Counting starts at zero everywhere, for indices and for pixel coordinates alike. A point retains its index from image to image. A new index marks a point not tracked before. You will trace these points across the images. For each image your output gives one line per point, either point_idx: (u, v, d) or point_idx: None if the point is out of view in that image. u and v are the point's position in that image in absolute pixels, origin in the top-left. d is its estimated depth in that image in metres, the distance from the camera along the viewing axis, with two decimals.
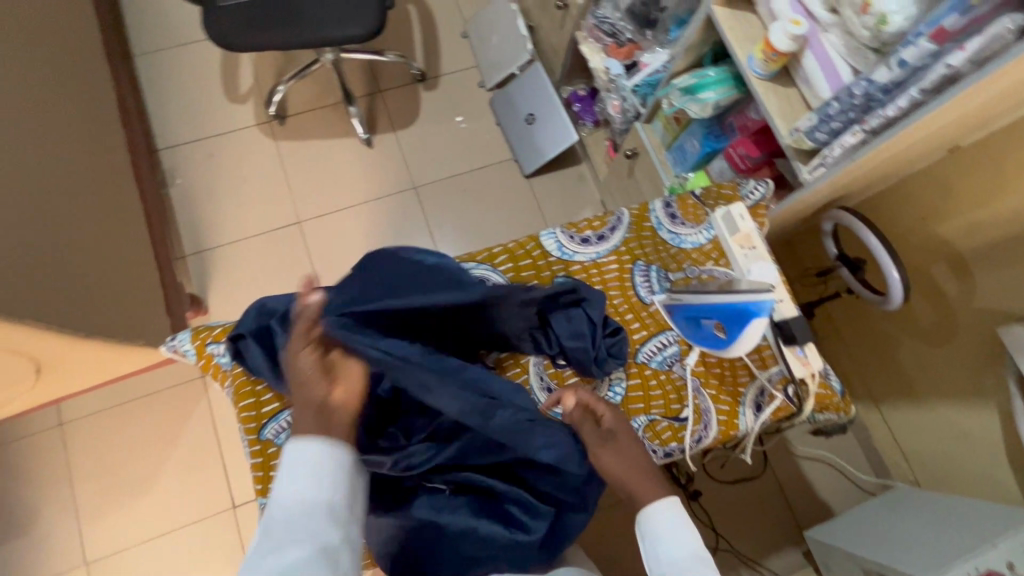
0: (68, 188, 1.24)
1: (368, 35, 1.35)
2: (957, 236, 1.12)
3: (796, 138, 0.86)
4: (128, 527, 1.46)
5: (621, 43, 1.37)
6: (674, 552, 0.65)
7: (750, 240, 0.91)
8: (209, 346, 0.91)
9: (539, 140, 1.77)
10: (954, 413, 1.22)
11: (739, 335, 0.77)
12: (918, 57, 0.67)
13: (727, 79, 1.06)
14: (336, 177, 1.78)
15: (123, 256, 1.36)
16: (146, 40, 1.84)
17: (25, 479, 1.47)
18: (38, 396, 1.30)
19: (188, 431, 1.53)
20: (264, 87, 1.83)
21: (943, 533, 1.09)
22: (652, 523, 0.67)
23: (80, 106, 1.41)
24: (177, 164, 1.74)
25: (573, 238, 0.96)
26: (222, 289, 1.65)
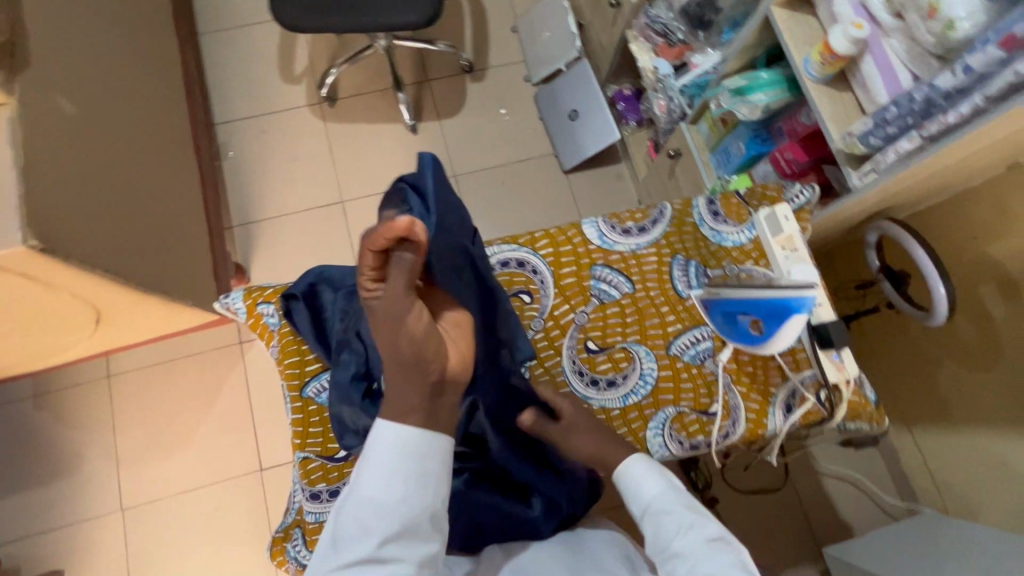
0: (138, 152, 1.32)
1: (426, 22, 1.39)
2: (1009, 258, 1.09)
3: (849, 142, 0.85)
4: (162, 479, 1.54)
5: (671, 43, 1.38)
6: (643, 497, 0.73)
7: (792, 242, 0.90)
8: (259, 306, 0.95)
9: (581, 137, 1.78)
10: (993, 440, 1.19)
11: (775, 332, 0.76)
12: (985, 64, 0.65)
13: (780, 82, 1.06)
14: (380, 161, 1.83)
15: (180, 220, 1.43)
16: (211, 19, 1.92)
17: (73, 424, 1.57)
18: (92, 345, 1.38)
19: (224, 393, 1.60)
20: (318, 70, 1.90)
21: (972, 561, 1.06)
22: (624, 483, 0.75)
23: (151, 76, 1.49)
24: (232, 139, 1.82)
25: (614, 229, 0.97)
26: (264, 261, 1.72)
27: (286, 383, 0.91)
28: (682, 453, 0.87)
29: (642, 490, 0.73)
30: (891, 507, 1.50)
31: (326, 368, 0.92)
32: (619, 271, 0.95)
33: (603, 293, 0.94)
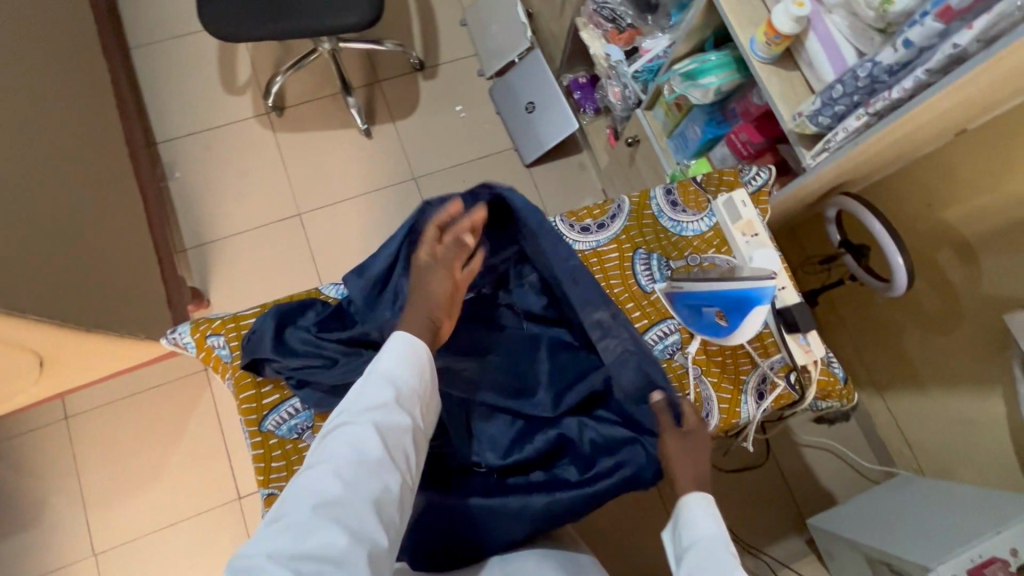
0: (66, 182, 1.24)
1: (367, 23, 1.33)
2: (963, 223, 1.11)
3: (799, 123, 0.84)
4: (133, 519, 1.48)
5: (621, 29, 1.33)
6: (696, 535, 0.68)
7: (752, 227, 0.90)
8: (209, 339, 0.91)
9: (540, 129, 1.75)
10: (960, 400, 1.21)
11: (740, 322, 0.77)
12: (925, 37, 0.66)
13: (729, 63, 1.04)
14: (336, 169, 1.77)
15: (122, 250, 1.36)
16: (143, 32, 1.82)
17: (32, 471, 1.49)
18: (42, 390, 1.31)
19: (192, 424, 1.54)
20: (262, 78, 1.82)
21: (944, 522, 1.09)
22: (681, 515, 0.71)
23: (77, 98, 1.40)
24: (176, 157, 1.74)
25: (574, 227, 0.95)
26: (223, 282, 1.65)
27: (243, 419, 0.87)
28: None
29: (697, 529, 0.68)
30: (870, 471, 1.52)
31: (285, 398, 0.89)
32: None
33: None
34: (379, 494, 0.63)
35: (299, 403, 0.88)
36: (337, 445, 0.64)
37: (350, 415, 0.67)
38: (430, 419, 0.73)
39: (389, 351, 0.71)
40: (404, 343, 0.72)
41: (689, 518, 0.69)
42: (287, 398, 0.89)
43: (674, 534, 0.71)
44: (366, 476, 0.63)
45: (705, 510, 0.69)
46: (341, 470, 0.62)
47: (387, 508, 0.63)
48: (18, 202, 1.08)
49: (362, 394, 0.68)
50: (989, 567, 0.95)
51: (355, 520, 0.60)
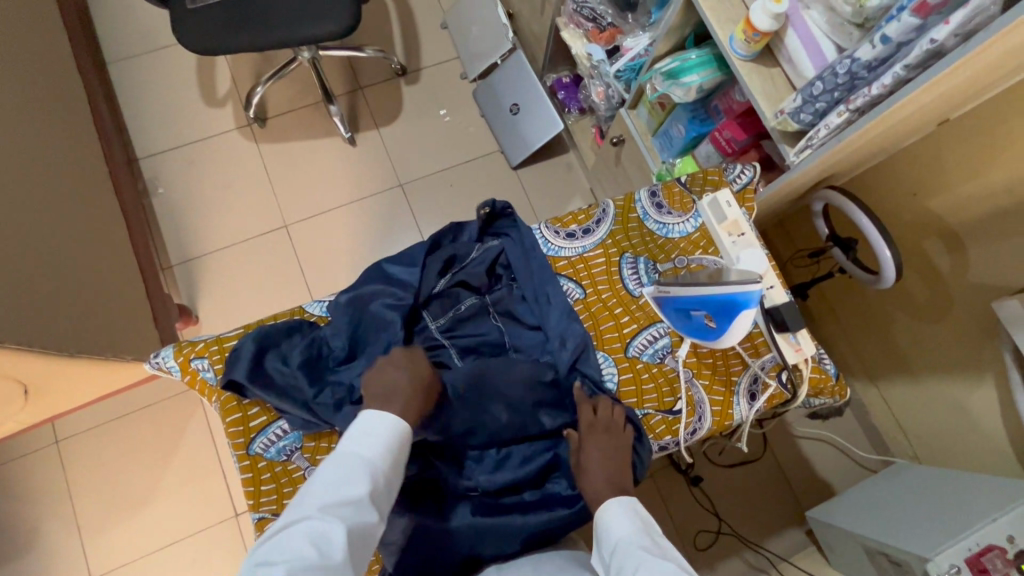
0: (45, 204, 1.22)
1: (344, 32, 1.31)
2: (950, 211, 1.10)
3: (781, 120, 0.83)
4: (129, 541, 1.46)
5: (602, 28, 1.33)
6: (616, 535, 0.67)
7: (738, 227, 0.90)
8: (192, 362, 0.89)
9: (526, 131, 1.74)
10: (953, 388, 1.22)
11: (728, 326, 0.76)
12: (901, 33, 0.66)
13: (710, 61, 1.04)
14: (321, 178, 1.75)
15: (105, 270, 1.34)
16: (120, 47, 1.80)
17: (25, 497, 1.47)
18: (28, 417, 1.29)
19: (185, 442, 1.52)
20: (242, 90, 1.80)
21: (939, 510, 1.10)
22: (601, 522, 0.70)
23: (54, 118, 1.38)
24: (158, 173, 1.72)
25: (558, 234, 0.96)
26: (211, 298, 1.64)
27: (231, 443, 0.87)
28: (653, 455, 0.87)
29: (614, 529, 0.68)
30: (866, 461, 1.51)
31: (272, 420, 0.88)
32: (569, 277, 0.94)
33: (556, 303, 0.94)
34: None
35: (287, 424, 0.87)
36: (301, 536, 0.58)
37: (320, 501, 0.61)
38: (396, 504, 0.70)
39: (369, 436, 0.68)
40: (387, 429, 0.69)
41: (606, 523, 0.69)
42: (274, 420, 0.88)
43: (598, 545, 0.69)
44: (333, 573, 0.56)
45: (621, 512, 0.69)
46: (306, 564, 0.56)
47: None
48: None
49: (335, 476, 0.64)
50: (987, 554, 0.96)
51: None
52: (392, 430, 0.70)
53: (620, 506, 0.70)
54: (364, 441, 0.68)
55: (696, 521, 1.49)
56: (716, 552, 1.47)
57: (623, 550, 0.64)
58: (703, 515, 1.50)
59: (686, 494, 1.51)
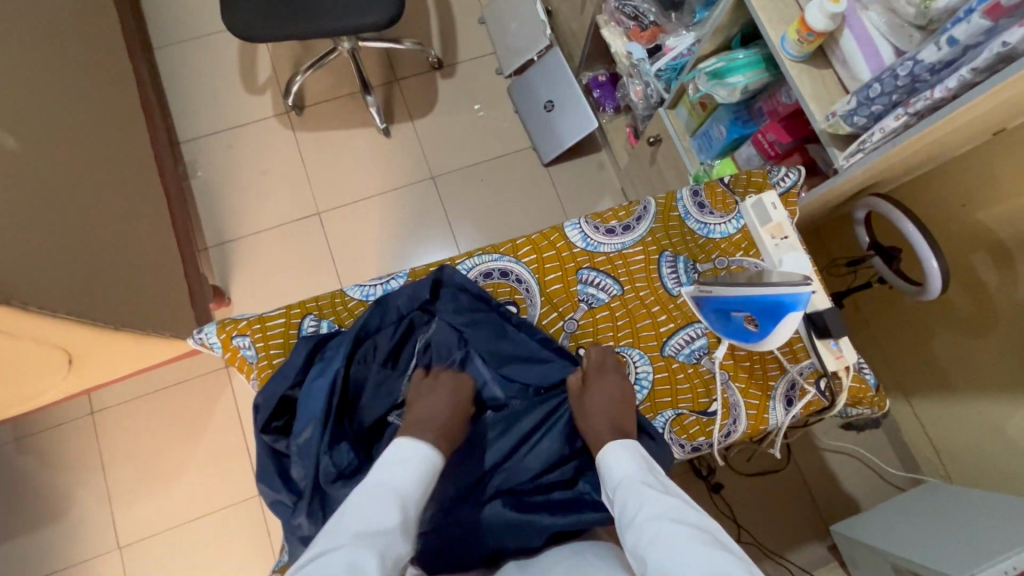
0: (94, 183, 1.26)
1: (388, 23, 1.33)
2: (999, 224, 1.07)
3: (832, 123, 0.81)
4: (157, 513, 1.50)
5: (643, 27, 1.31)
6: (617, 473, 0.69)
7: (781, 230, 0.89)
8: (234, 339, 0.91)
9: (559, 128, 1.73)
10: (992, 407, 1.18)
11: (772, 329, 0.75)
12: (970, 35, 0.64)
13: (758, 61, 1.02)
14: (354, 167, 1.77)
15: (146, 249, 1.37)
16: (165, 32, 1.84)
17: (60, 464, 1.52)
18: (68, 387, 1.33)
19: (213, 420, 1.56)
20: (282, 78, 1.83)
21: (973, 533, 1.06)
22: (603, 460, 0.72)
23: (105, 101, 1.43)
24: (198, 157, 1.76)
25: (598, 229, 0.95)
26: (243, 281, 1.67)
27: None
28: (685, 456, 0.86)
29: (617, 468, 0.70)
30: (896, 478, 1.48)
31: None
32: (607, 273, 0.94)
33: (592, 298, 0.93)
34: None
35: None
36: (337, 558, 0.57)
37: (362, 512, 0.63)
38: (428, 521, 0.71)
39: (401, 456, 0.71)
40: (416, 455, 0.71)
41: (609, 464, 0.71)
42: None
43: (601, 484, 0.72)
44: None
45: (621, 453, 0.72)
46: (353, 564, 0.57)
47: None
48: (40, 207, 1.09)
49: (372, 492, 0.66)
50: None
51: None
52: (424, 458, 0.71)
53: (621, 449, 0.72)
54: (392, 470, 0.69)
55: None
56: None
57: (628, 486, 0.67)
58: (723, 523, 1.48)
59: (706, 500, 1.49)
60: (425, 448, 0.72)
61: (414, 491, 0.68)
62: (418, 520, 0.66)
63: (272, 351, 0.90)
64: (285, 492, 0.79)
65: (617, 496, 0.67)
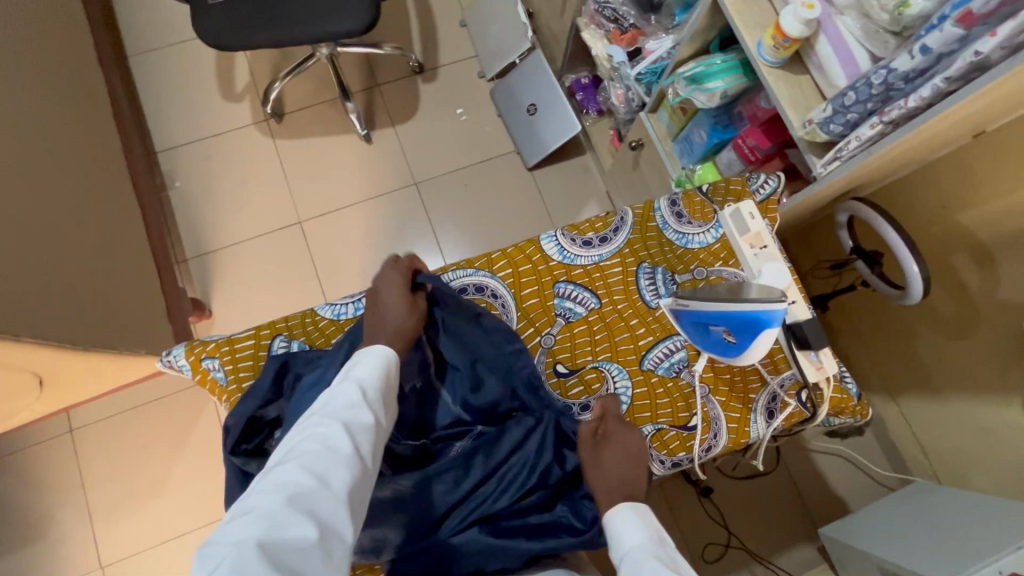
0: (63, 198, 1.23)
1: (363, 29, 1.30)
2: (981, 226, 1.06)
3: (809, 130, 0.81)
4: (138, 531, 1.47)
5: (623, 29, 1.29)
6: (627, 543, 0.64)
7: (761, 239, 0.89)
8: (204, 361, 0.89)
9: (542, 132, 1.72)
10: (975, 408, 1.17)
11: (750, 344, 0.74)
12: (943, 44, 0.63)
13: (735, 66, 1.01)
14: (336, 174, 1.75)
15: (119, 264, 1.34)
16: (140, 40, 1.81)
17: (38, 484, 1.49)
18: (43, 407, 1.30)
19: (195, 435, 1.53)
20: (260, 85, 1.80)
21: (958, 536, 1.05)
22: (610, 526, 0.67)
23: (75, 112, 1.39)
24: (175, 167, 1.73)
25: (575, 241, 0.94)
26: (224, 292, 1.64)
27: None
28: (665, 471, 0.85)
29: (626, 537, 0.65)
30: (885, 479, 1.48)
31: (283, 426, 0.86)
32: (584, 286, 0.92)
33: (570, 312, 0.92)
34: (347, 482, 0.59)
35: None
36: (303, 447, 0.60)
37: (323, 412, 0.64)
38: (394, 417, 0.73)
39: (363, 355, 0.73)
40: (377, 352, 0.74)
41: (617, 532, 0.66)
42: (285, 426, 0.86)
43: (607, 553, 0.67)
44: (337, 478, 0.59)
45: (631, 518, 0.66)
46: (313, 460, 0.59)
47: (355, 496, 0.60)
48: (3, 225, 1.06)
49: (333, 396, 0.67)
50: None
51: (328, 515, 0.56)
52: (385, 353, 0.74)
53: (627, 513, 0.67)
54: (356, 365, 0.71)
55: (705, 533, 1.47)
56: (724, 565, 1.44)
57: (637, 561, 0.61)
58: (712, 528, 1.47)
59: (695, 505, 1.49)
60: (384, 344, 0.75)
61: (376, 379, 0.71)
62: (383, 402, 0.70)
63: (242, 374, 0.89)
64: None
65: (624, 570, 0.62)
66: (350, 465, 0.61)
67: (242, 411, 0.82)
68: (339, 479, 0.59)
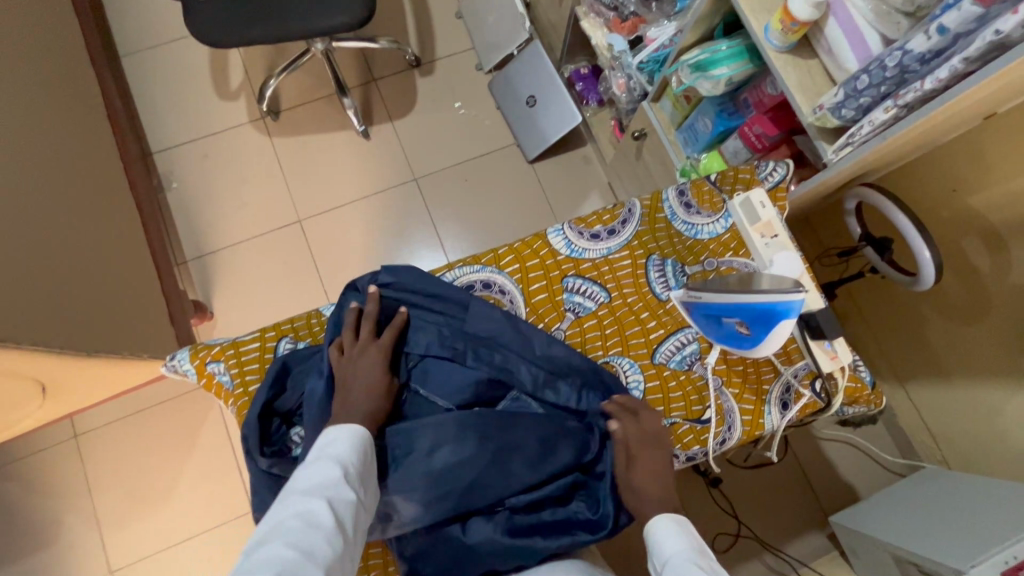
0: (58, 202, 1.21)
1: (359, 23, 1.28)
2: (990, 209, 1.05)
3: (820, 116, 0.79)
4: (147, 535, 1.47)
5: (623, 18, 1.27)
6: (667, 551, 0.64)
7: (772, 228, 0.88)
8: (209, 365, 0.88)
9: (542, 124, 1.69)
10: (986, 392, 1.16)
11: (765, 335, 0.73)
12: (961, 23, 0.61)
13: (741, 52, 0.99)
14: (334, 172, 1.73)
15: (119, 266, 1.33)
16: (132, 40, 1.78)
17: (44, 490, 1.48)
18: (46, 414, 1.29)
19: (201, 438, 1.52)
20: (255, 82, 1.77)
21: (970, 521, 1.05)
22: (651, 535, 0.67)
23: (68, 115, 1.37)
24: (172, 168, 1.70)
25: (582, 235, 0.93)
26: (225, 294, 1.63)
27: None
28: (679, 465, 0.85)
29: (666, 545, 0.64)
30: (893, 465, 1.48)
31: (293, 425, 0.85)
32: (593, 280, 0.91)
33: (579, 306, 0.91)
34: (330, 564, 0.54)
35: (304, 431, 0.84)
36: (286, 522, 0.55)
37: (300, 491, 0.60)
38: (371, 499, 0.68)
39: (332, 435, 0.69)
40: (350, 427, 0.70)
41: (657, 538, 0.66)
42: (294, 425, 0.85)
43: (648, 565, 0.66)
44: (321, 556, 0.53)
45: (671, 528, 0.66)
46: (296, 539, 0.54)
47: None
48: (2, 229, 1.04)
49: (308, 475, 0.62)
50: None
51: None
52: (358, 429, 0.71)
53: (669, 522, 0.67)
54: (330, 442, 0.67)
55: (715, 524, 1.46)
56: (735, 555, 1.44)
57: (674, 566, 0.61)
58: (722, 518, 1.47)
59: (705, 496, 1.48)
60: (352, 423, 0.71)
61: (353, 452, 0.67)
62: (361, 478, 0.66)
63: (248, 377, 0.87)
64: None
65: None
66: (334, 546, 0.55)
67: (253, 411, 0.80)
68: (324, 559, 0.53)
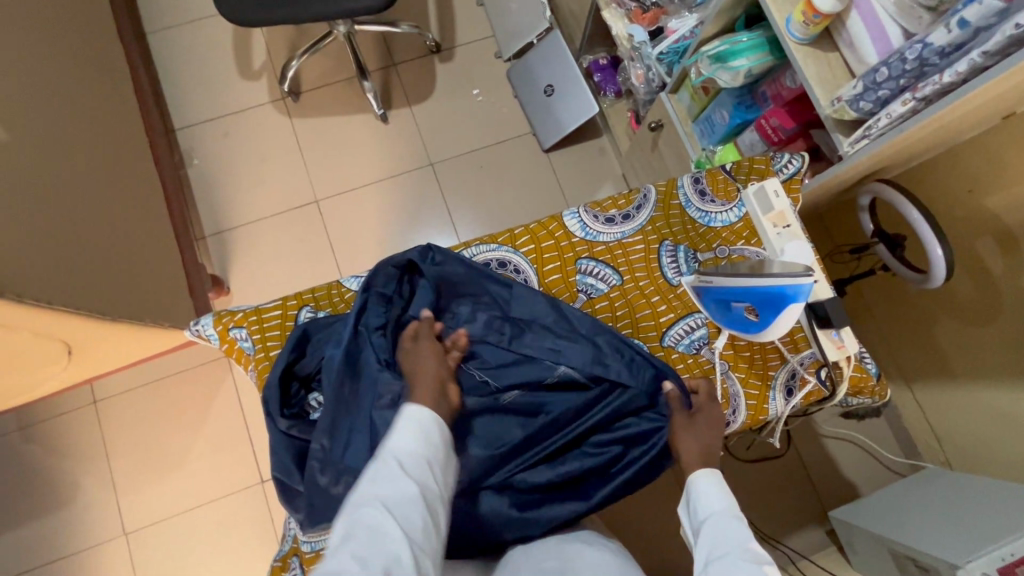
0: (86, 172, 1.25)
1: (382, 5, 1.29)
2: (1005, 210, 1.05)
3: (838, 108, 0.81)
4: (161, 500, 1.52)
5: (645, 8, 1.27)
6: (709, 506, 0.70)
7: (784, 218, 0.89)
8: (231, 331, 0.91)
9: (559, 113, 1.70)
10: (992, 393, 1.16)
11: (773, 319, 0.75)
12: (982, 17, 0.62)
13: (762, 44, 0.99)
14: (351, 154, 1.75)
15: (140, 238, 1.36)
16: (158, 17, 1.81)
17: (63, 453, 1.53)
18: (68, 377, 1.33)
19: (215, 408, 1.56)
20: (277, 63, 1.80)
21: (969, 518, 1.06)
22: (691, 490, 0.73)
23: (97, 88, 1.41)
24: (194, 145, 1.74)
25: (597, 219, 0.95)
26: (241, 270, 1.66)
27: None
28: None
29: (708, 501, 0.71)
30: (895, 464, 1.49)
31: (312, 390, 0.89)
32: (606, 263, 0.93)
33: (591, 288, 0.92)
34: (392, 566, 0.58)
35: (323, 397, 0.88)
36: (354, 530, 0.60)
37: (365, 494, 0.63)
38: (448, 483, 0.70)
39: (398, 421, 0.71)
40: (417, 415, 0.71)
41: (699, 492, 0.72)
42: (313, 390, 0.89)
43: (685, 513, 0.73)
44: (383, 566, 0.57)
45: (713, 485, 0.72)
46: (361, 551, 0.58)
47: None
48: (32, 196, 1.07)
49: (374, 472, 0.65)
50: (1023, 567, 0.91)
51: None
52: (421, 414, 0.71)
53: (711, 480, 0.72)
54: (395, 434, 0.69)
55: None
56: None
57: (717, 521, 0.68)
58: None
59: None
60: (416, 406, 0.72)
61: (416, 448, 0.68)
62: (428, 469, 0.67)
63: (269, 344, 0.90)
64: (295, 478, 0.82)
65: (704, 529, 0.68)
66: (398, 550, 0.59)
67: (274, 376, 0.83)
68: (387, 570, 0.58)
